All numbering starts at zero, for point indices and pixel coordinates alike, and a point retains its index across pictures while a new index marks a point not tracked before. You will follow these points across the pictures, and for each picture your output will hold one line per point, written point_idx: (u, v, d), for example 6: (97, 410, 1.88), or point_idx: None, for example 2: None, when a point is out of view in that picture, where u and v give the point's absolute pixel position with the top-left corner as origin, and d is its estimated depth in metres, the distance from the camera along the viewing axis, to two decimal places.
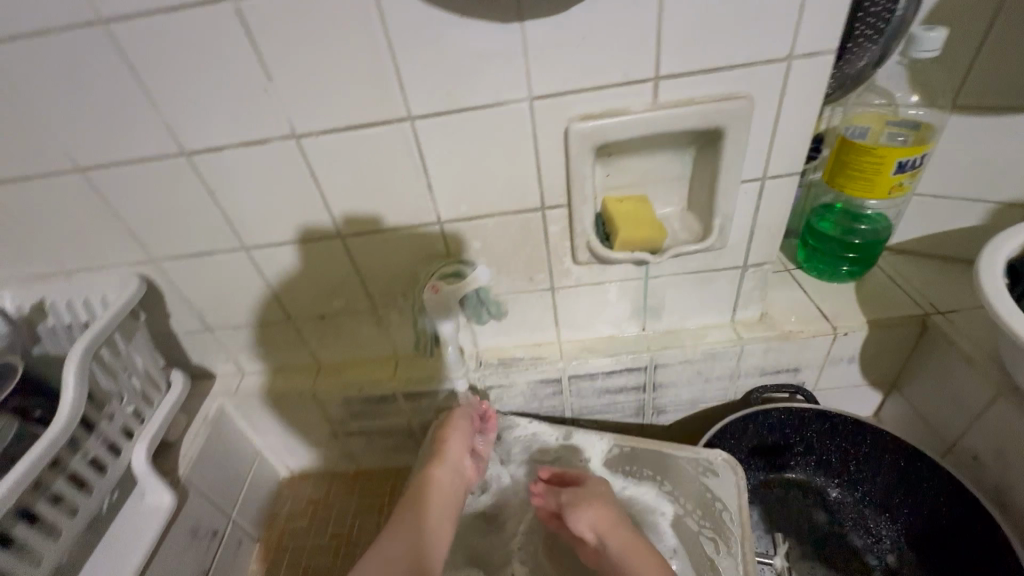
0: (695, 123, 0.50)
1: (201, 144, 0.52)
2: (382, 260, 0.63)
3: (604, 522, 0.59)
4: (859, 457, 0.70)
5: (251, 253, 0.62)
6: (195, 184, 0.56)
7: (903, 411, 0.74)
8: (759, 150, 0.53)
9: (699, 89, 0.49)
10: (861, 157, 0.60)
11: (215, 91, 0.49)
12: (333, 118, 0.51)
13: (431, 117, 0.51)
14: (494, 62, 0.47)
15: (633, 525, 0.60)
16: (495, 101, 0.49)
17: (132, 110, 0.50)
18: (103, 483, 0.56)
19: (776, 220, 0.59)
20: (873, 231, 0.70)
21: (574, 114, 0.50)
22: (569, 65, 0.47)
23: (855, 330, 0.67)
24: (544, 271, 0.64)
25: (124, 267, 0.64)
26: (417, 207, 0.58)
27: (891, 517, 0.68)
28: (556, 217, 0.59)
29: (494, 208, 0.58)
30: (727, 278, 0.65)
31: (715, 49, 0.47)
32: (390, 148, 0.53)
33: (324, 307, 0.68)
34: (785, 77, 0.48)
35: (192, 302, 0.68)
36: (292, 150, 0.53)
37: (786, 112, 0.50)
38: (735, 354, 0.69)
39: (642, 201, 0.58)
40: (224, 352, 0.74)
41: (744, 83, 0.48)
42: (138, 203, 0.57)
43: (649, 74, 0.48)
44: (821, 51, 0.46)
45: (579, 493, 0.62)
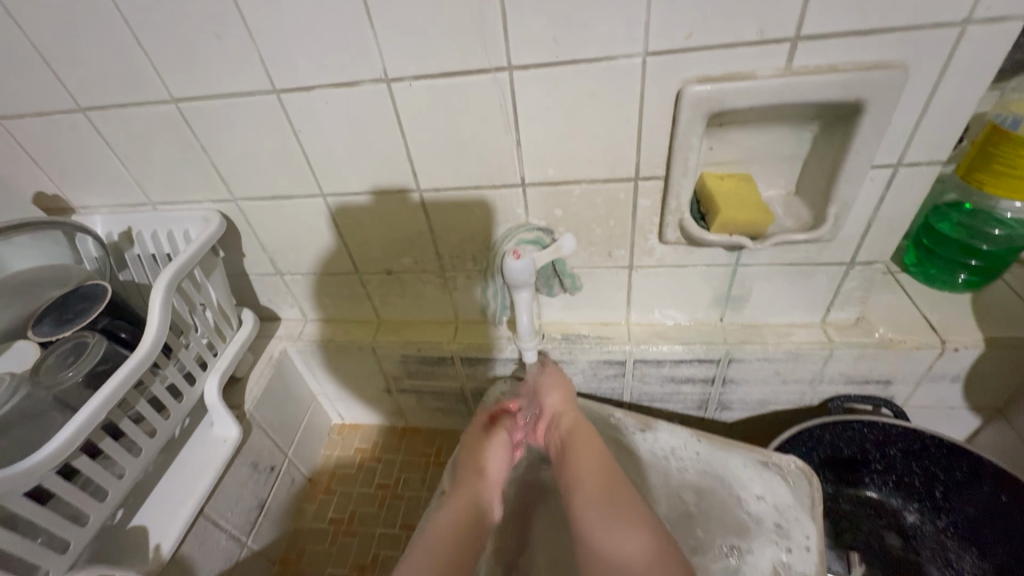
0: (832, 94, 0.44)
1: (291, 82, 0.51)
2: (457, 220, 0.61)
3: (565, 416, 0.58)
4: (947, 484, 0.64)
5: (327, 200, 0.61)
6: (281, 124, 0.55)
7: (1005, 441, 0.67)
8: (900, 132, 0.46)
9: (842, 56, 0.43)
10: (1014, 151, 0.52)
11: (311, 26, 0.47)
12: (428, 63, 0.48)
13: (532, 69, 0.47)
14: (611, 9, 0.42)
15: (588, 419, 0.58)
16: (605, 55, 0.45)
17: (227, 41, 0.49)
18: (179, 409, 0.58)
19: (901, 215, 0.52)
20: (1008, 238, 0.60)
21: (691, 75, 0.45)
22: (696, 17, 0.42)
23: (969, 348, 0.59)
24: (625, 247, 0.60)
25: (206, 203, 0.64)
26: (502, 167, 0.54)
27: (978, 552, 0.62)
28: (649, 190, 0.54)
29: (583, 175, 0.54)
30: (827, 274, 0.59)
31: (873, 8, 0.40)
32: (484, 100, 0.49)
33: (392, 262, 0.67)
34: (954, 46, 0.41)
35: (266, 245, 0.68)
36: (382, 95, 0.51)
37: (945, 89, 0.43)
38: (821, 357, 0.63)
39: (747, 180, 0.53)
40: (291, 297, 0.75)
41: (899, 51, 0.42)
42: (225, 139, 0.57)
43: (788, 34, 0.42)
44: (1007, 17, 0.39)
45: (547, 374, 0.64)
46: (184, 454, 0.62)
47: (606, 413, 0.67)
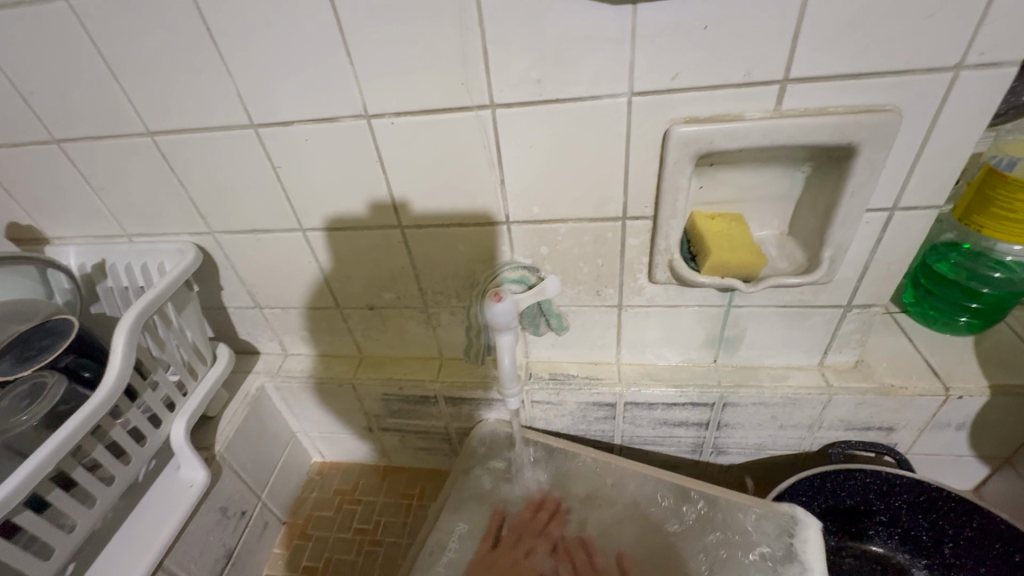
0: (823, 137, 0.42)
1: (269, 116, 0.50)
2: (440, 257, 0.59)
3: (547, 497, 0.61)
4: (957, 540, 0.60)
5: (307, 234, 0.59)
6: (260, 159, 0.53)
7: (1014, 492, 0.63)
8: (895, 175, 0.45)
9: (833, 98, 0.42)
10: (1013, 195, 0.50)
11: (289, 62, 0.46)
12: (408, 100, 0.46)
13: (515, 107, 0.46)
14: (594, 49, 0.41)
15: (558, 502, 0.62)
16: (589, 94, 0.44)
17: (204, 76, 0.48)
18: (141, 454, 0.54)
19: (898, 258, 0.50)
20: (1008, 281, 0.58)
21: (677, 115, 0.44)
22: (681, 58, 0.41)
23: (974, 395, 0.57)
24: (614, 286, 0.58)
25: (183, 236, 0.63)
26: (485, 204, 0.53)
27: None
28: (638, 230, 0.52)
29: (569, 214, 0.52)
30: (823, 317, 0.57)
31: (864, 51, 0.39)
32: (466, 137, 0.48)
33: (374, 298, 0.65)
34: (947, 90, 0.40)
35: (245, 278, 0.66)
36: (362, 130, 0.49)
37: (939, 133, 0.42)
38: (820, 403, 0.61)
39: (738, 219, 0.51)
40: (270, 331, 0.73)
41: (891, 94, 0.41)
42: (202, 172, 0.56)
43: (776, 76, 0.41)
44: (1000, 62, 0.38)
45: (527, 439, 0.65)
46: (145, 501, 0.58)
47: (596, 459, 0.63)
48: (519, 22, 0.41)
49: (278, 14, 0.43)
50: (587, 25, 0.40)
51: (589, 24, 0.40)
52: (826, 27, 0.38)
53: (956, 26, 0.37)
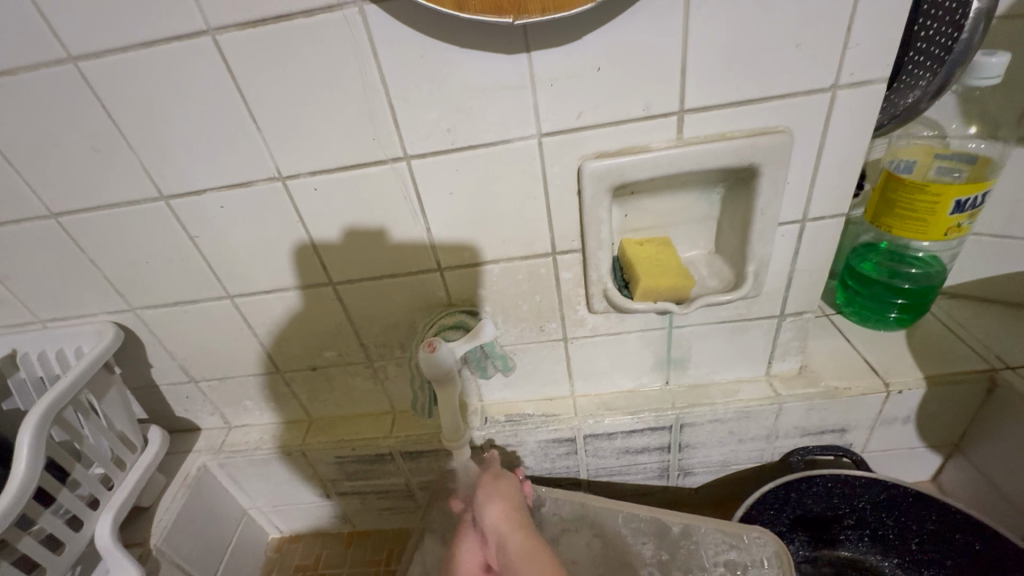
0: (725, 160, 0.44)
1: (180, 187, 0.48)
2: (376, 309, 0.57)
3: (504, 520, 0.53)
4: (922, 535, 0.60)
5: (236, 301, 0.57)
6: (175, 231, 0.51)
7: (967, 478, 0.64)
8: (800, 190, 0.47)
9: (730, 124, 0.44)
10: (911, 195, 0.53)
11: (193, 132, 0.45)
12: (322, 159, 0.46)
13: (429, 156, 0.46)
14: (498, 95, 0.42)
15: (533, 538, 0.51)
16: (499, 139, 0.45)
17: (106, 153, 0.46)
18: (57, 564, 0.49)
19: (819, 265, 0.52)
20: (924, 275, 0.62)
21: (588, 151, 0.45)
22: (582, 99, 0.42)
23: (912, 388, 0.59)
24: (556, 320, 0.57)
25: (101, 316, 0.59)
26: (415, 253, 0.52)
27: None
28: (569, 263, 0.53)
29: (500, 254, 0.52)
30: (761, 328, 0.58)
31: (749, 80, 0.41)
32: (385, 189, 0.48)
33: (315, 359, 0.62)
34: (830, 108, 0.42)
35: (174, 353, 0.63)
36: (278, 192, 0.48)
37: (831, 147, 0.44)
38: (772, 413, 0.61)
39: (665, 244, 0.52)
40: (208, 404, 0.69)
41: (782, 115, 0.43)
42: (115, 248, 0.53)
43: (673, 108, 0.43)
44: (871, 80, 0.41)
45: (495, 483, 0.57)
46: None
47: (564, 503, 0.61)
48: (421, 76, 0.41)
49: (175, 85, 0.42)
50: (488, 74, 0.41)
51: (489, 72, 0.41)
52: (710, 61, 0.40)
53: (826, 51, 0.40)
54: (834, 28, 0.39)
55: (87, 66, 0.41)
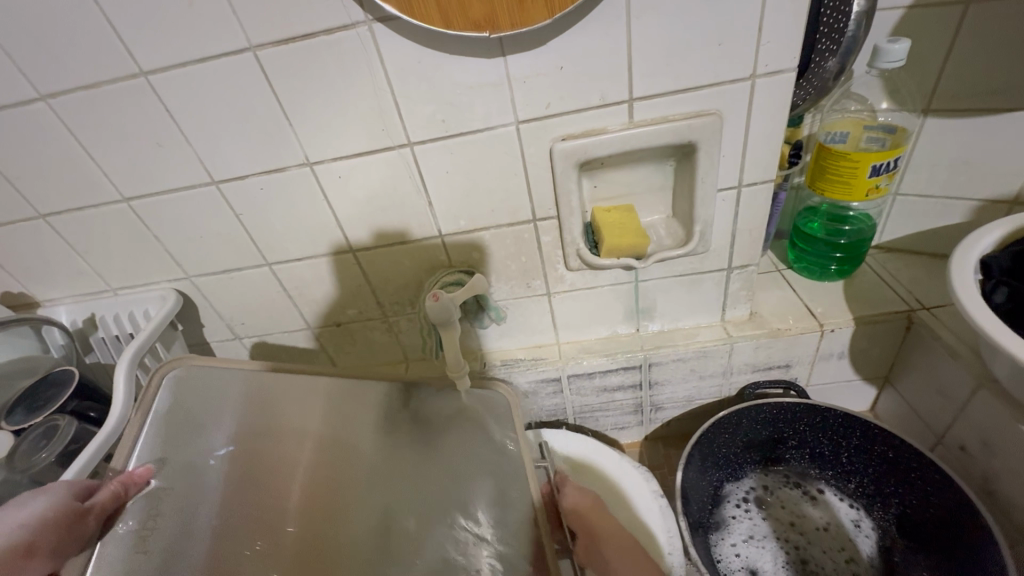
0: (668, 138, 0.54)
1: (228, 174, 0.59)
2: (390, 271, 0.68)
3: (582, 503, 0.62)
4: (849, 449, 0.72)
5: (273, 268, 0.69)
6: (222, 209, 0.63)
7: (896, 406, 0.75)
8: (733, 161, 0.57)
9: (672, 109, 0.53)
10: (837, 162, 0.63)
11: (237, 128, 0.56)
12: (341, 147, 0.57)
13: (428, 143, 0.56)
14: (482, 91, 0.52)
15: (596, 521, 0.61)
16: (485, 127, 0.55)
17: (168, 147, 0.57)
18: None
19: (756, 224, 0.62)
20: (856, 232, 0.72)
21: (557, 135, 0.55)
22: (549, 90, 0.52)
23: (842, 327, 0.69)
24: (540, 277, 0.68)
25: (163, 283, 0.71)
26: (421, 224, 0.63)
27: (882, 507, 0.70)
28: (547, 228, 0.63)
29: (490, 221, 0.63)
30: (713, 280, 0.68)
31: (684, 73, 0.51)
32: (394, 171, 0.59)
33: (340, 316, 0.74)
34: (751, 93, 0.52)
35: (222, 314, 0.75)
36: (307, 175, 0.59)
37: (757, 124, 0.54)
38: (725, 352, 0.72)
39: (628, 210, 0.62)
40: (250, 359, 0.81)
41: (713, 100, 0.53)
42: (175, 226, 0.65)
43: (624, 97, 0.53)
44: (782, 70, 0.50)
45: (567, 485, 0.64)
46: None
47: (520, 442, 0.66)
48: (420, 78, 0.52)
49: (224, 91, 0.53)
50: (472, 75, 0.51)
51: (473, 74, 0.51)
52: (651, 58, 0.50)
53: (743, 48, 0.49)
54: (748, 29, 0.48)
55: (155, 79, 0.52)
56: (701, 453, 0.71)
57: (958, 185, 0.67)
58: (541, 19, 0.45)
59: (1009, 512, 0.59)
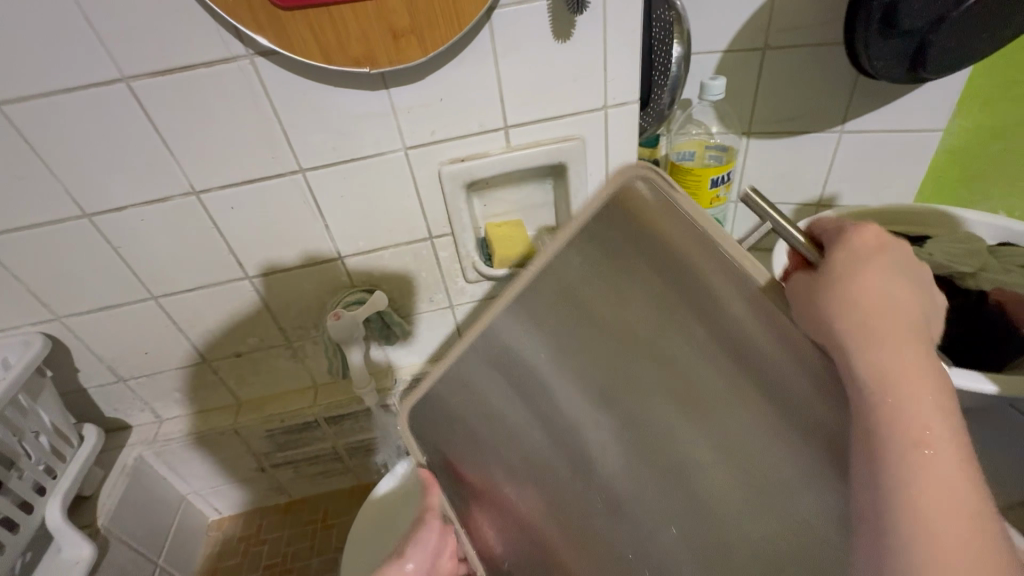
0: (542, 160, 0.62)
1: (103, 206, 0.57)
2: (291, 296, 0.69)
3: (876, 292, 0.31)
4: None
5: (160, 301, 0.66)
6: (98, 242, 0.59)
7: None
8: (599, 178, 0.66)
9: (543, 135, 0.61)
10: (686, 177, 0.74)
11: (110, 158, 0.54)
12: (229, 176, 0.57)
13: (320, 169, 0.58)
14: (368, 120, 0.56)
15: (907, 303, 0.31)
16: (375, 152, 0.58)
17: (29, 179, 0.54)
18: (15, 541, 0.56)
19: None
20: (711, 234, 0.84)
21: (444, 159, 0.61)
22: (432, 119, 0.57)
23: None
24: (442, 290, 0.72)
25: (27, 327, 0.65)
26: (319, 246, 0.65)
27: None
28: (444, 244, 0.68)
29: (388, 241, 0.66)
30: None
31: (548, 103, 0.59)
32: (287, 197, 0.60)
33: (239, 345, 0.72)
34: (606, 121, 0.61)
35: (101, 355, 0.70)
36: (193, 204, 0.58)
37: (614, 146, 0.63)
38: None
39: (516, 224, 0.68)
40: (138, 401, 0.76)
41: (575, 127, 0.61)
42: (40, 263, 0.60)
43: (500, 124, 0.59)
44: (628, 102, 0.60)
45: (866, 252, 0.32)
46: None
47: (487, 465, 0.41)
48: (306, 108, 0.54)
49: (92, 120, 0.51)
50: (357, 105, 0.55)
51: (358, 104, 0.55)
52: (519, 91, 0.57)
53: (593, 84, 0.58)
54: (597, 67, 0.57)
55: (11, 108, 0.50)
56: None
57: (779, 192, 0.83)
58: (416, 56, 0.50)
59: None
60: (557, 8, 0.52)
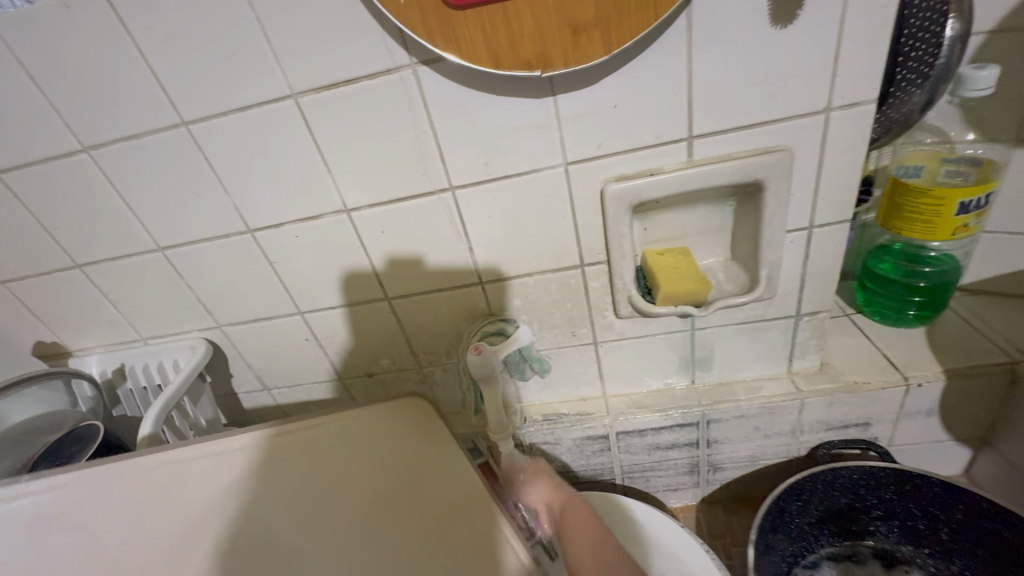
0: (732, 177, 0.50)
1: (263, 221, 0.57)
2: (426, 321, 0.64)
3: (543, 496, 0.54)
4: (949, 522, 0.62)
5: (304, 316, 0.66)
6: (256, 256, 0.60)
7: (996, 471, 0.66)
8: (804, 199, 0.52)
9: (735, 146, 0.49)
10: (917, 200, 0.57)
11: (274, 174, 0.54)
12: (378, 193, 0.54)
13: (470, 187, 0.53)
14: (530, 132, 0.49)
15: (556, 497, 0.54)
16: (531, 168, 0.51)
17: (205, 195, 0.56)
18: None
19: (829, 267, 0.57)
20: (938, 273, 0.65)
21: (609, 176, 0.52)
22: (601, 131, 0.49)
23: (931, 381, 0.61)
24: (586, 325, 0.63)
25: (194, 332, 0.69)
26: (460, 270, 0.60)
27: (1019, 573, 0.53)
28: (595, 273, 0.59)
29: (534, 267, 0.59)
30: (779, 328, 0.62)
31: (750, 107, 0.47)
32: (434, 217, 0.55)
33: (372, 366, 0.70)
34: (824, 127, 0.47)
35: (252, 363, 0.72)
36: (343, 222, 0.57)
37: (830, 157, 0.49)
38: (794, 408, 0.65)
39: (684, 254, 0.57)
40: (279, 411, 0.78)
41: (781, 137, 0.48)
42: (206, 273, 0.63)
43: (683, 134, 0.49)
44: (860, 102, 0.46)
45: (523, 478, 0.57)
46: None
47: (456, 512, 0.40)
48: (466, 120, 0.49)
49: (261, 137, 0.51)
50: (519, 116, 0.48)
51: (520, 115, 0.48)
52: (713, 93, 0.46)
53: (815, 80, 0.45)
54: (823, 58, 0.44)
55: (196, 128, 0.51)
56: (773, 525, 0.63)
57: None
58: (596, 55, 0.42)
59: None
60: None
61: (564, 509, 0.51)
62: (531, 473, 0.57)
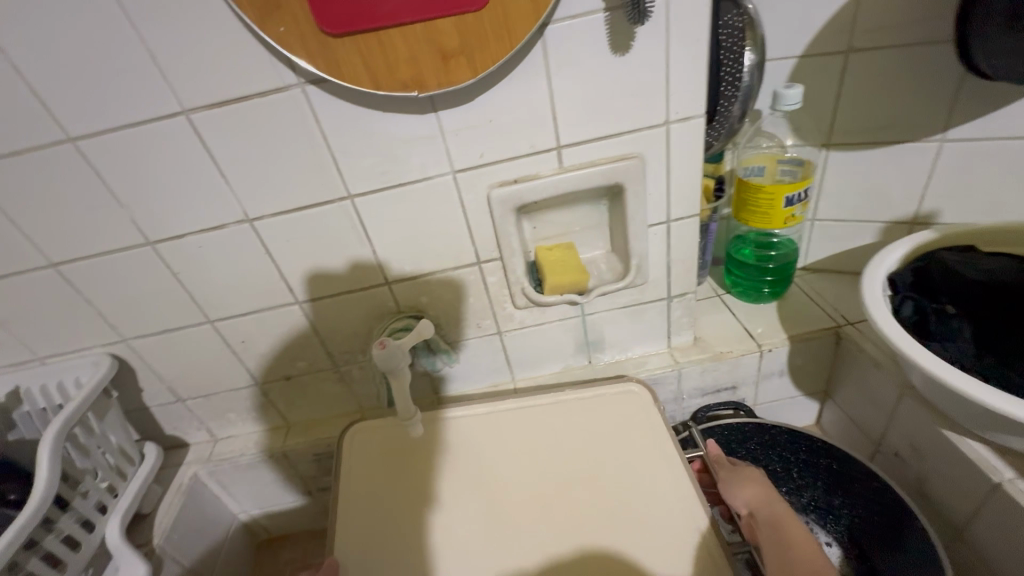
0: (598, 180, 0.58)
1: (164, 234, 0.59)
2: (339, 322, 0.68)
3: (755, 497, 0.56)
4: (798, 464, 0.74)
5: (216, 325, 0.67)
6: (159, 267, 0.61)
7: (836, 418, 0.79)
8: (660, 198, 0.61)
9: (598, 153, 0.57)
10: (757, 195, 0.68)
11: (172, 188, 0.55)
12: (279, 203, 0.57)
13: (368, 194, 0.58)
14: (418, 143, 0.54)
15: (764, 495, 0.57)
16: (423, 176, 0.57)
17: (99, 209, 0.56)
18: (77, 559, 0.58)
19: (688, 254, 0.66)
20: (784, 255, 0.77)
21: (493, 182, 0.58)
22: (481, 143, 0.55)
23: (778, 346, 0.73)
24: (489, 317, 0.69)
25: (97, 348, 0.68)
26: (367, 272, 0.64)
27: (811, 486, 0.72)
28: (492, 269, 0.65)
29: (435, 266, 0.64)
30: (656, 309, 0.71)
31: (605, 120, 0.55)
32: (336, 223, 0.59)
33: (289, 369, 0.72)
34: (667, 137, 0.56)
35: (163, 375, 0.72)
36: (246, 231, 0.59)
37: (676, 161, 0.58)
38: (674, 378, 0.75)
39: (568, 248, 0.65)
40: (195, 421, 0.78)
41: (634, 145, 0.57)
42: (107, 287, 0.62)
43: (553, 144, 0.56)
44: (692, 115, 0.55)
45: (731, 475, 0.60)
46: None
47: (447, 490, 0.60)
48: (357, 134, 0.53)
49: (154, 151, 0.53)
50: (406, 129, 0.53)
51: (407, 128, 0.53)
52: (573, 109, 0.54)
53: (655, 98, 0.54)
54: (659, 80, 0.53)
55: (85, 143, 0.52)
56: None
57: (866, 209, 0.74)
58: (465, 78, 0.48)
59: (946, 515, 0.63)
60: (614, 19, 0.49)
61: (778, 518, 0.53)
62: (735, 474, 0.60)
